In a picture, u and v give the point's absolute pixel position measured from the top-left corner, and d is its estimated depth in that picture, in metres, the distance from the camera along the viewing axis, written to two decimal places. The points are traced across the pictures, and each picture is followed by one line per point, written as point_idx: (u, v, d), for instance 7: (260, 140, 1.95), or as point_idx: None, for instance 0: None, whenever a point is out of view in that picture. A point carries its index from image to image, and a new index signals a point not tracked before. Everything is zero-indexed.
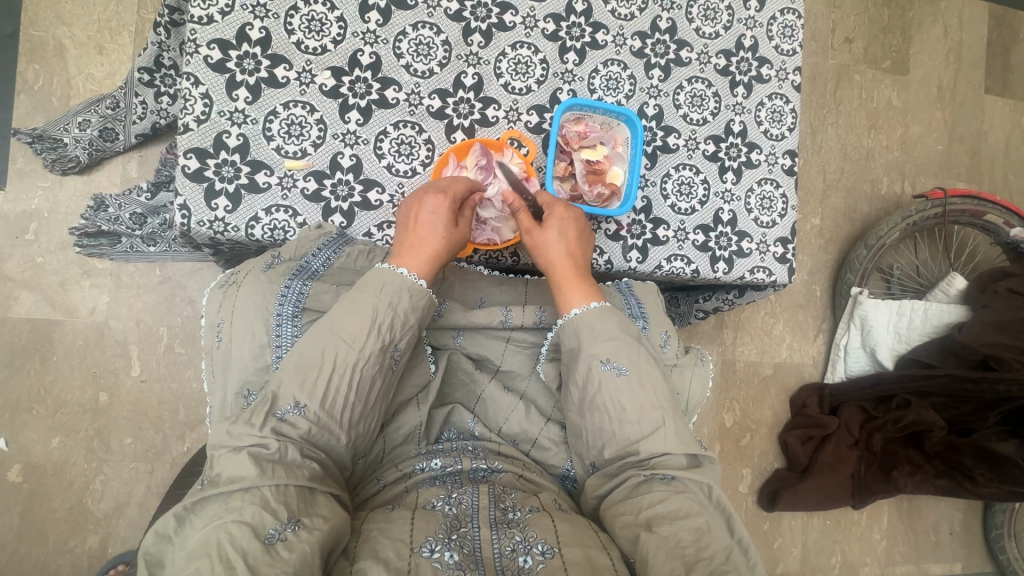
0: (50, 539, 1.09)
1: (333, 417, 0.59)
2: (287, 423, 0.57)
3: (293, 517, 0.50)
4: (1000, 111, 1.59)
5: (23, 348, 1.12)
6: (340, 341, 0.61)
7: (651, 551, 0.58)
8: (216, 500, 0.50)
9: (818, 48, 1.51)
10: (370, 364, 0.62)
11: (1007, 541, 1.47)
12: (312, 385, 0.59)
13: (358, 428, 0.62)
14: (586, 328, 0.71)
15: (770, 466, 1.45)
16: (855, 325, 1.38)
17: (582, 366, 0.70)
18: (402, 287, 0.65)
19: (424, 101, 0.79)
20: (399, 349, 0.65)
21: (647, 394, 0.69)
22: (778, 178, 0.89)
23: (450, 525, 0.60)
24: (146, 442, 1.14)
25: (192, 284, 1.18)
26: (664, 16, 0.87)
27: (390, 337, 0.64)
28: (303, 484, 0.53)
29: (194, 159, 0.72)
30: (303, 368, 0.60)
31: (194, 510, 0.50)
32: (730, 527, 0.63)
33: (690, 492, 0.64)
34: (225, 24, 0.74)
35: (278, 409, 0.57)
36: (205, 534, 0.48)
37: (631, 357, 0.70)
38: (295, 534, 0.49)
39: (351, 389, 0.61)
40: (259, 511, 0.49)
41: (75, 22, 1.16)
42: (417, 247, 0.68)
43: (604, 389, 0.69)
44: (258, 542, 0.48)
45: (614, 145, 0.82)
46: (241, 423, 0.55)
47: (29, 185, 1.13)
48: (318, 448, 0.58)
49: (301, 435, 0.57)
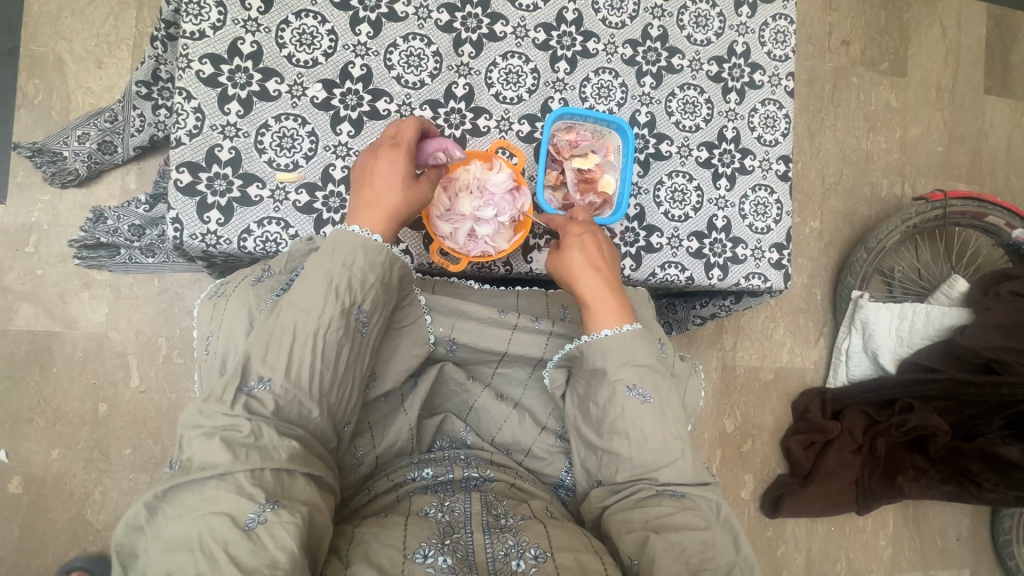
0: (50, 550, 1.09)
1: (302, 388, 0.58)
2: (255, 400, 0.55)
3: (271, 499, 0.50)
4: (1000, 111, 1.58)
5: (23, 360, 1.13)
6: (300, 310, 0.59)
7: (658, 552, 0.59)
8: (189, 488, 0.49)
9: (815, 51, 1.51)
10: (334, 330, 0.60)
11: (1016, 546, 1.45)
12: (276, 358, 0.57)
13: (330, 399, 0.60)
14: (613, 351, 0.69)
15: (773, 472, 1.44)
16: (855, 329, 1.37)
17: (606, 390, 0.69)
18: (358, 244, 0.62)
19: (415, 112, 0.80)
20: (363, 311, 0.63)
21: (669, 424, 0.68)
22: (772, 183, 0.89)
23: (443, 531, 0.60)
24: (145, 453, 1.15)
25: (190, 295, 1.19)
26: (655, 24, 0.87)
27: (351, 299, 0.61)
28: (281, 467, 0.52)
29: (187, 173, 0.72)
30: (265, 344, 0.58)
31: (167, 499, 0.49)
32: (737, 545, 0.64)
33: (698, 510, 0.65)
34: (217, 39, 0.74)
35: (247, 385, 0.56)
36: (184, 526, 0.48)
37: (656, 384, 0.69)
38: (275, 514, 0.49)
39: (316, 357, 0.59)
40: (236, 498, 0.48)
41: (74, 37, 1.17)
42: (368, 199, 0.66)
43: (626, 415, 0.68)
44: (237, 530, 0.47)
45: (605, 153, 0.82)
46: (212, 400, 0.54)
47: (29, 199, 1.14)
48: (292, 423, 0.57)
49: (270, 412, 0.55)
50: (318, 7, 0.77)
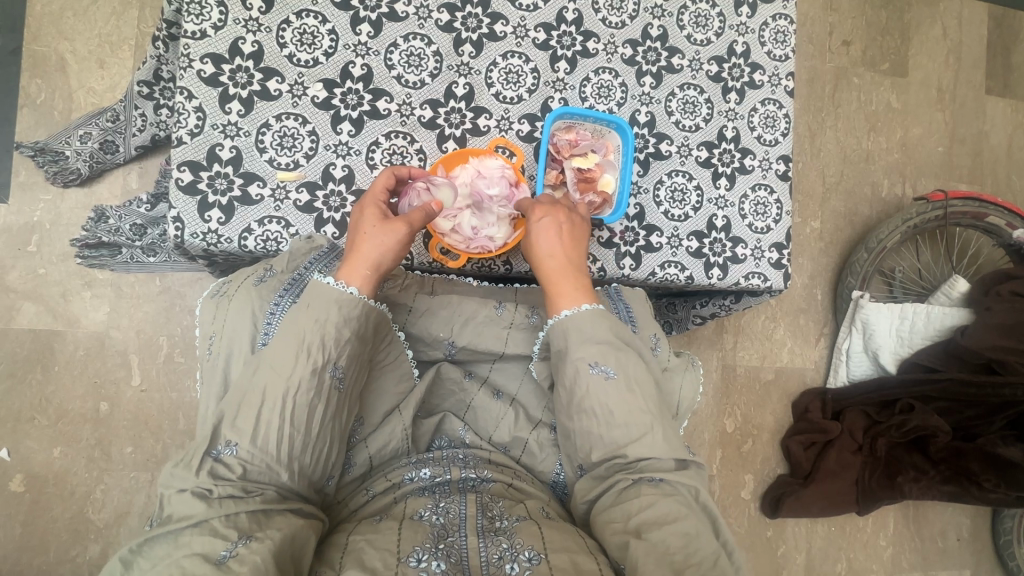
0: (52, 548, 1.10)
1: (269, 453, 0.58)
2: (223, 465, 0.57)
3: (245, 534, 0.53)
4: (1001, 111, 1.58)
5: (25, 359, 1.13)
6: (272, 371, 0.60)
7: (640, 557, 0.58)
8: (165, 539, 0.53)
9: (816, 51, 1.51)
10: (303, 391, 0.60)
11: (1016, 547, 1.45)
12: (244, 422, 0.58)
13: (305, 461, 0.61)
14: (574, 330, 0.71)
15: (773, 472, 1.44)
16: (856, 329, 1.37)
17: (570, 368, 0.69)
18: (331, 304, 0.62)
19: (416, 111, 0.80)
20: (338, 367, 0.63)
21: (636, 399, 0.68)
22: (772, 183, 0.89)
23: (438, 534, 0.60)
24: (147, 451, 1.15)
25: (192, 294, 1.19)
26: (656, 23, 0.87)
27: (323, 358, 0.61)
28: (254, 509, 0.55)
29: (188, 172, 0.73)
30: (237, 407, 0.60)
31: (142, 552, 0.53)
32: (716, 530, 0.64)
33: (677, 496, 0.64)
34: (218, 39, 0.74)
35: (215, 448, 0.58)
36: (157, 572, 0.50)
37: (620, 361, 0.69)
38: (246, 547, 0.51)
39: (284, 420, 0.59)
40: (208, 540, 0.52)
41: (77, 36, 1.18)
42: (354, 256, 0.66)
43: (591, 393, 0.68)
44: (209, 564, 0.50)
45: (605, 152, 0.82)
46: (181, 466, 0.56)
47: (32, 198, 1.15)
48: (262, 484, 0.58)
49: (238, 477, 0.57)
50: (319, 7, 0.77)
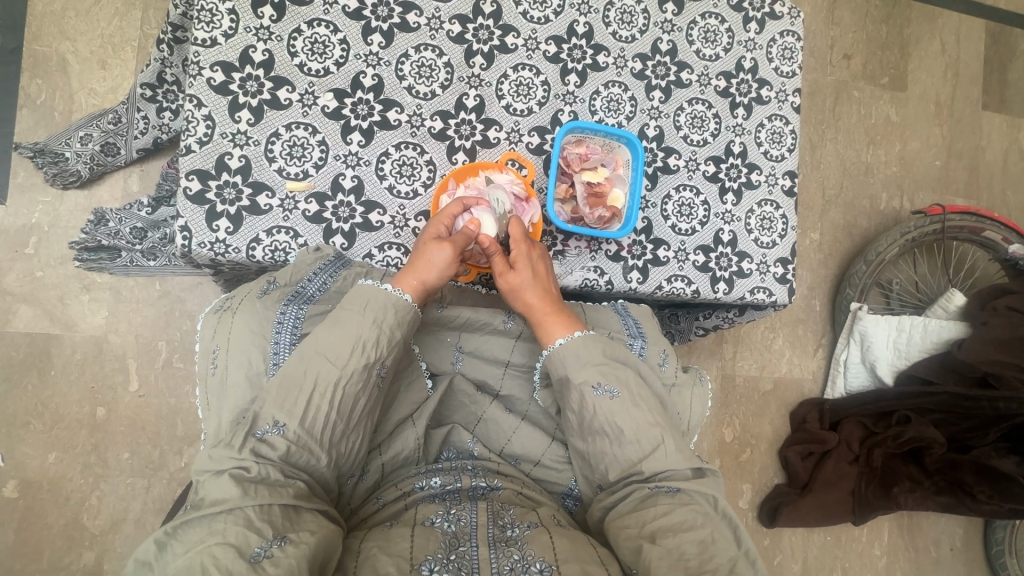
0: (45, 556, 1.08)
1: (314, 437, 0.60)
2: (265, 444, 0.58)
3: (279, 534, 0.52)
4: (997, 127, 1.60)
5: (20, 363, 1.12)
6: (323, 360, 0.62)
7: (653, 561, 0.59)
8: (200, 524, 0.52)
9: (817, 64, 1.53)
10: (353, 382, 0.63)
11: (1008, 558, 1.47)
12: (292, 405, 0.60)
13: (341, 449, 0.63)
14: (571, 358, 0.71)
15: (770, 482, 1.45)
16: (854, 341, 1.37)
17: (575, 394, 0.70)
18: (386, 302, 0.66)
19: (426, 122, 0.80)
20: (384, 367, 0.66)
21: (641, 412, 0.70)
22: (778, 199, 0.90)
23: (450, 543, 0.60)
24: (144, 457, 1.14)
25: (192, 299, 1.18)
26: (665, 38, 0.87)
27: (375, 356, 0.64)
28: (287, 503, 0.55)
29: (196, 181, 0.72)
30: (278, 392, 0.61)
31: (176, 535, 0.52)
32: (737, 537, 0.63)
33: (695, 504, 0.65)
34: (228, 47, 0.74)
35: (258, 429, 0.59)
36: (188, 558, 0.49)
37: (619, 378, 0.71)
38: (280, 549, 0.51)
39: (332, 407, 0.61)
40: (242, 532, 0.51)
41: (79, 37, 1.16)
42: (417, 271, 0.68)
43: (599, 415, 0.69)
44: (242, 560, 0.49)
45: (614, 166, 0.83)
46: (222, 446, 0.57)
47: (30, 200, 1.13)
48: (299, 470, 0.60)
49: (279, 456, 0.58)
50: (331, 16, 0.77)
